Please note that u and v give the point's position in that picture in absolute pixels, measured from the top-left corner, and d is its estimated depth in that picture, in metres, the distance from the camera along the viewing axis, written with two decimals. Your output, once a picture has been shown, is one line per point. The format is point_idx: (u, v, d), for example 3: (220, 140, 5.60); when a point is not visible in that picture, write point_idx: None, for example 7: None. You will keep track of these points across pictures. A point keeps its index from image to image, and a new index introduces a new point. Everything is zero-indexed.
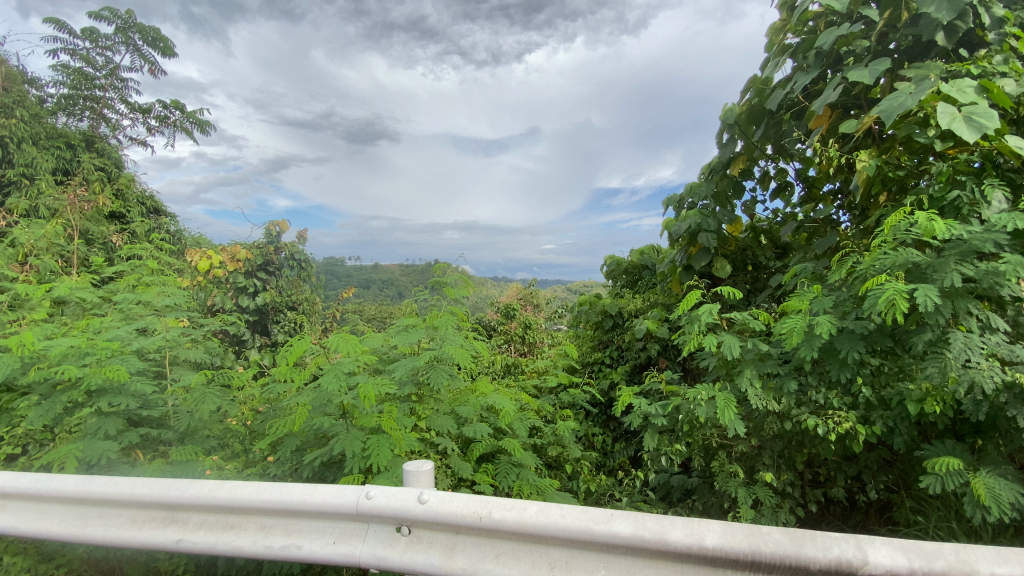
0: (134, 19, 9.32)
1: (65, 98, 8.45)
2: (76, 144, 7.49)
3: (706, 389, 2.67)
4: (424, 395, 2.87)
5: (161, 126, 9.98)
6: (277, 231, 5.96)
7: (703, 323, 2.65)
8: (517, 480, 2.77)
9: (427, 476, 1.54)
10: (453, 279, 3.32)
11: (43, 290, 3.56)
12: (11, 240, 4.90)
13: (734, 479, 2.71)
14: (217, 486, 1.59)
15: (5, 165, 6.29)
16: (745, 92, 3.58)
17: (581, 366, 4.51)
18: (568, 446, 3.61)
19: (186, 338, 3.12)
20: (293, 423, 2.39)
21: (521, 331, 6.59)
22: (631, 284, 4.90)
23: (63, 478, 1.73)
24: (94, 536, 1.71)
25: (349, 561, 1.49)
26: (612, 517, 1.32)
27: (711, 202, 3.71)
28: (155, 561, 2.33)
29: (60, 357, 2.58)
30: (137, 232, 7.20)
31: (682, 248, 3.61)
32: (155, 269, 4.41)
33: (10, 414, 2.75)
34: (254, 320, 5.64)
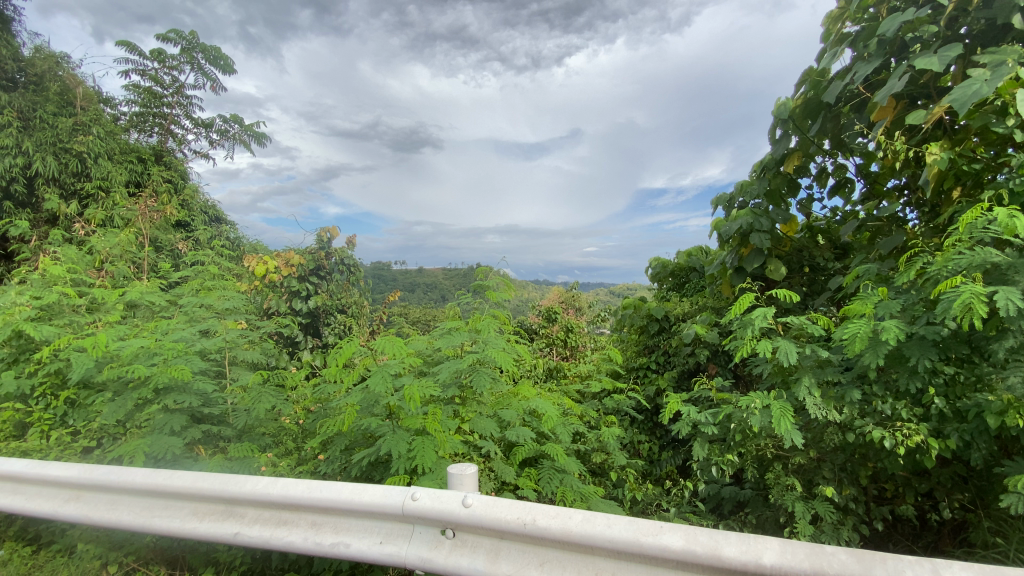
0: (197, 40, 9.96)
1: (137, 116, 9.15)
2: (146, 159, 8.05)
3: (760, 397, 2.55)
4: (467, 398, 2.89)
5: (222, 139, 10.59)
6: (327, 237, 6.17)
7: (756, 328, 2.52)
8: (561, 485, 2.70)
9: (471, 480, 1.54)
10: (494, 282, 3.33)
11: (116, 294, 3.84)
12: (90, 248, 5.32)
13: (791, 492, 2.56)
14: (272, 483, 1.65)
15: (84, 178, 6.84)
16: (800, 85, 3.42)
17: (626, 371, 4.41)
18: (613, 454, 3.51)
19: (245, 339, 3.26)
20: (342, 423, 2.45)
21: (563, 335, 6.47)
22: (678, 287, 4.77)
23: (132, 472, 1.84)
24: (160, 527, 1.81)
25: (395, 561, 1.50)
26: (661, 529, 1.27)
27: (764, 201, 3.55)
28: (214, 552, 2.43)
29: (131, 357, 2.77)
30: (200, 239, 7.66)
31: (733, 249, 3.47)
32: (216, 274, 4.68)
33: (88, 409, 2.97)
34: (306, 322, 5.87)
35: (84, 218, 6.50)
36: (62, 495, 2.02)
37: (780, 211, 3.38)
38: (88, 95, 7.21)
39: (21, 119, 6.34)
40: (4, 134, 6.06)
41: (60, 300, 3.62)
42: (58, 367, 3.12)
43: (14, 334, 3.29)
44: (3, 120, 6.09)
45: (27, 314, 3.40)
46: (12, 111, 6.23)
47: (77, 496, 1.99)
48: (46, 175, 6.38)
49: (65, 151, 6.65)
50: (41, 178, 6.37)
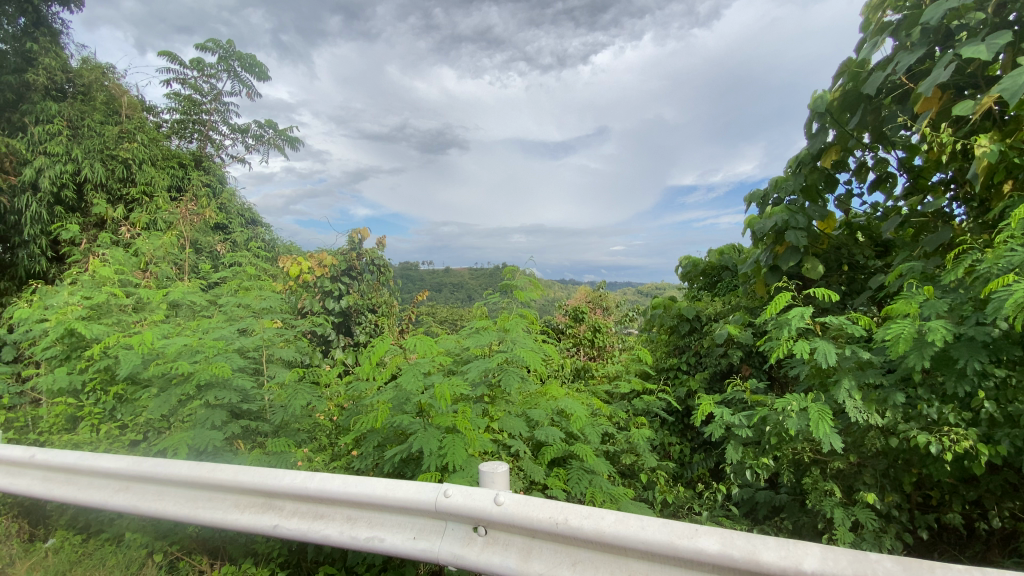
0: (233, 48, 10.30)
1: (178, 123, 9.51)
2: (187, 164, 8.36)
3: (797, 399, 2.47)
4: (496, 397, 2.92)
5: (257, 144, 10.92)
6: (358, 238, 6.30)
7: (793, 328, 2.45)
8: (590, 486, 2.67)
9: (502, 478, 1.54)
10: (522, 282, 3.33)
11: (160, 294, 4.00)
12: (135, 250, 5.56)
13: (829, 498, 2.47)
14: (309, 477, 1.69)
15: (129, 183, 7.16)
16: (838, 77, 3.30)
17: (655, 372, 4.33)
18: (643, 455, 3.46)
19: (280, 338, 3.35)
20: (375, 421, 2.49)
21: (590, 335, 6.41)
22: (710, 286, 4.67)
23: (177, 464, 1.92)
24: (204, 517, 1.88)
25: (428, 557, 1.52)
26: (696, 532, 1.24)
27: (800, 197, 3.45)
28: (253, 543, 2.50)
29: (176, 354, 2.88)
30: (237, 241, 7.91)
31: (768, 247, 3.38)
32: (253, 275, 4.83)
33: (135, 404, 3.10)
34: (339, 322, 5.99)
35: (130, 221, 6.80)
36: (111, 486, 2.11)
37: (817, 207, 3.28)
38: (132, 104, 7.55)
39: (71, 128, 6.66)
40: (55, 142, 6.37)
41: (108, 300, 3.79)
42: (107, 364, 3.27)
43: (67, 333, 3.46)
44: (55, 129, 6.41)
45: (78, 313, 3.57)
46: (62, 120, 6.56)
47: (126, 487, 2.08)
48: (94, 181, 6.69)
49: (112, 157, 6.98)
50: (90, 183, 6.69)
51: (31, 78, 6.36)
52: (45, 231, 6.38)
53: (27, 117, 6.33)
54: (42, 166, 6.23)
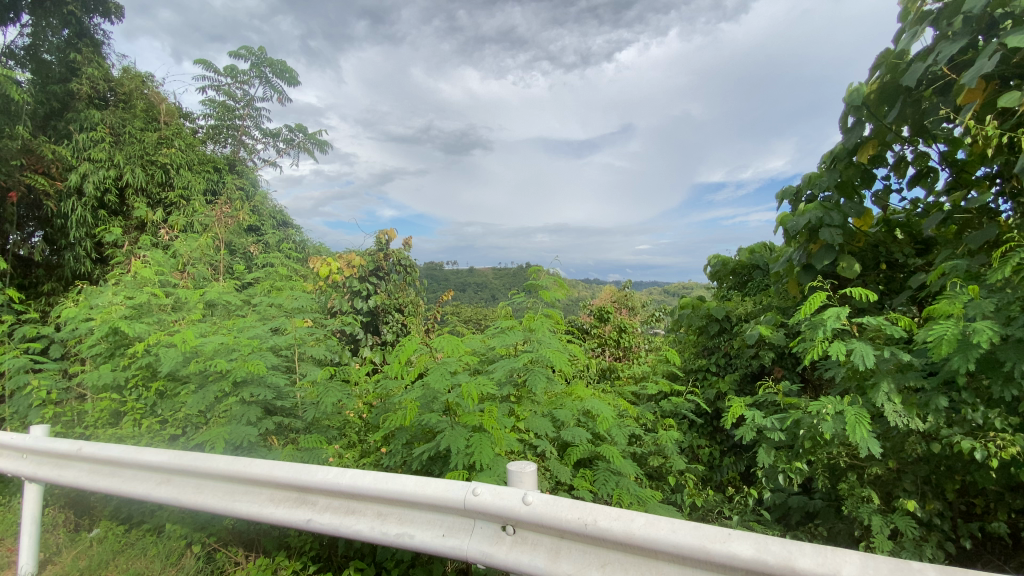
0: (265, 55, 10.57)
1: (213, 129, 9.83)
2: (221, 168, 8.63)
3: (832, 402, 2.40)
4: (522, 397, 2.93)
5: (288, 147, 11.20)
6: (386, 239, 6.39)
7: (828, 329, 2.38)
8: (617, 488, 2.65)
9: (530, 478, 1.54)
10: (548, 282, 3.32)
11: (197, 294, 4.12)
12: (174, 252, 5.76)
13: (866, 504, 2.39)
14: (341, 473, 1.73)
15: (168, 188, 7.43)
16: (875, 69, 3.19)
17: (683, 373, 4.25)
18: (671, 457, 3.41)
19: (312, 336, 3.42)
20: (403, 419, 2.53)
21: (616, 335, 6.35)
22: (740, 286, 4.57)
23: (215, 458, 1.98)
24: (242, 510, 1.94)
25: (457, 554, 1.54)
26: (729, 536, 1.22)
27: (834, 194, 3.34)
28: (286, 537, 2.57)
29: (213, 352, 2.98)
30: (269, 242, 8.11)
31: (801, 245, 3.29)
32: (284, 276, 4.96)
33: (174, 400, 3.22)
34: (367, 321, 6.09)
35: (168, 224, 7.05)
36: (153, 480, 2.19)
37: (853, 204, 3.17)
38: (170, 112, 7.92)
39: (113, 135, 6.95)
40: (99, 149, 6.66)
41: (149, 300, 3.93)
42: (148, 362, 3.40)
43: (111, 331, 3.61)
44: (99, 136, 6.69)
45: (121, 313, 3.72)
46: (105, 127, 6.85)
47: (168, 480, 2.16)
48: (135, 185, 6.97)
49: (151, 163, 7.26)
50: (131, 188, 6.97)
51: (74, 88, 6.68)
52: (90, 234, 6.70)
53: (72, 125, 6.63)
54: (86, 172, 6.51)
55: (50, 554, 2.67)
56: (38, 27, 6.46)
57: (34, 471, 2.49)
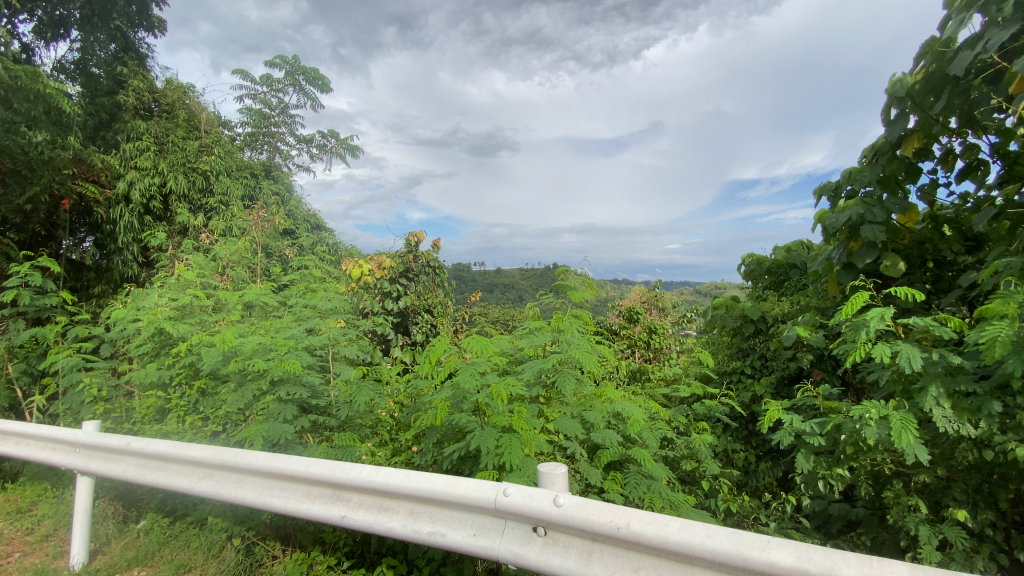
0: (298, 63, 10.88)
1: (249, 136, 10.18)
2: (257, 174, 8.91)
3: (876, 407, 2.31)
4: (551, 398, 2.91)
5: (321, 153, 11.48)
6: (415, 241, 6.48)
7: (871, 330, 2.29)
8: (648, 492, 2.61)
9: (561, 479, 1.54)
10: (576, 282, 3.29)
11: (236, 295, 4.26)
12: (214, 255, 5.99)
13: (913, 514, 2.29)
14: (374, 471, 1.76)
15: (208, 194, 7.73)
16: (920, 59, 3.05)
17: (717, 375, 4.15)
18: (704, 461, 3.34)
19: (345, 336, 3.50)
20: (433, 418, 2.56)
21: (645, 336, 6.18)
22: (776, 285, 4.44)
23: (255, 455, 2.05)
24: (279, 506, 2.00)
25: (489, 554, 1.55)
26: (768, 543, 1.18)
27: (876, 189, 3.21)
28: (320, 532, 2.63)
29: (252, 352, 3.09)
30: (304, 245, 8.33)
31: (841, 243, 3.16)
32: (318, 277, 5.09)
33: (215, 398, 3.34)
34: (397, 322, 6.18)
35: (209, 228, 7.29)
36: (196, 474, 2.28)
37: (896, 199, 3.04)
38: (210, 120, 8.12)
39: (157, 144, 7.28)
40: (144, 158, 6.99)
41: (191, 302, 4.09)
42: (191, 361, 3.54)
43: (157, 331, 3.78)
44: (144, 145, 7.02)
45: (166, 314, 3.89)
46: (150, 137, 7.19)
47: (209, 475, 2.25)
48: (177, 192, 7.27)
49: (193, 170, 7.55)
50: (174, 195, 7.26)
51: (122, 100, 7.11)
52: (136, 239, 7.00)
53: (120, 136, 6.99)
54: (133, 180, 6.84)
55: (100, 544, 2.80)
56: (86, 42, 6.99)
57: (86, 465, 2.62)
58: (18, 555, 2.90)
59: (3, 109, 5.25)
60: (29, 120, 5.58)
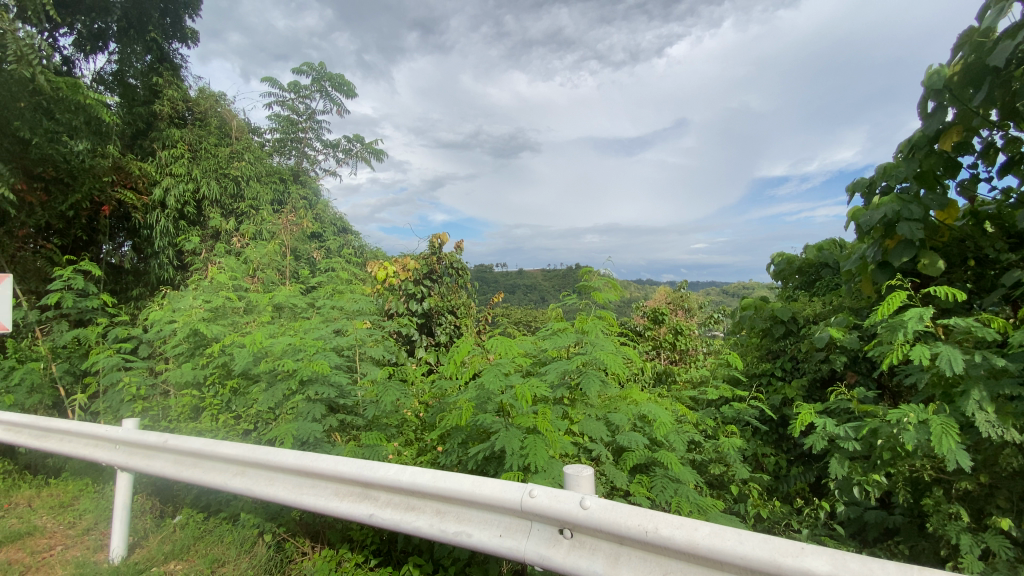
0: (325, 69, 11.10)
1: (278, 142, 10.45)
2: (286, 179, 9.11)
3: (915, 411, 2.22)
4: (576, 400, 2.89)
5: (347, 157, 11.69)
6: (438, 242, 6.54)
7: (909, 331, 2.22)
8: (675, 495, 2.56)
9: (587, 481, 1.52)
10: (600, 283, 3.25)
11: (267, 297, 4.38)
12: (246, 259, 6.16)
13: (954, 522, 2.20)
14: (401, 471, 1.78)
15: (239, 199, 7.93)
16: (958, 50, 2.93)
17: (746, 378, 4.05)
18: (733, 465, 3.27)
19: (371, 337, 3.56)
20: (459, 418, 2.58)
21: (671, 337, 6.08)
22: (807, 285, 4.33)
23: (284, 453, 2.10)
24: (309, 503, 2.04)
25: (515, 555, 1.55)
26: (802, 550, 1.14)
27: (913, 185, 3.09)
28: (349, 530, 2.68)
29: (282, 352, 3.17)
30: (331, 248, 8.49)
31: (875, 241, 3.06)
32: (345, 279, 5.19)
33: (246, 397, 3.43)
34: (421, 323, 6.23)
35: (240, 232, 7.47)
36: (230, 471, 2.35)
37: (934, 195, 2.92)
38: (240, 128, 8.35)
39: (191, 151, 7.53)
40: (179, 165, 7.24)
41: (224, 304, 4.21)
42: (224, 361, 3.65)
43: (192, 332, 3.91)
44: (178, 152, 7.27)
45: (201, 315, 4.01)
46: (184, 144, 7.44)
47: (242, 472, 2.31)
48: (210, 197, 7.48)
49: (225, 176, 7.75)
50: (207, 200, 7.48)
51: (157, 109, 7.39)
52: (172, 243, 7.25)
53: (156, 144, 7.28)
54: (168, 186, 7.09)
55: (139, 538, 2.91)
56: (123, 54, 7.30)
57: (126, 461, 2.73)
58: (61, 547, 3.03)
59: (46, 119, 5.51)
60: (70, 130, 5.86)
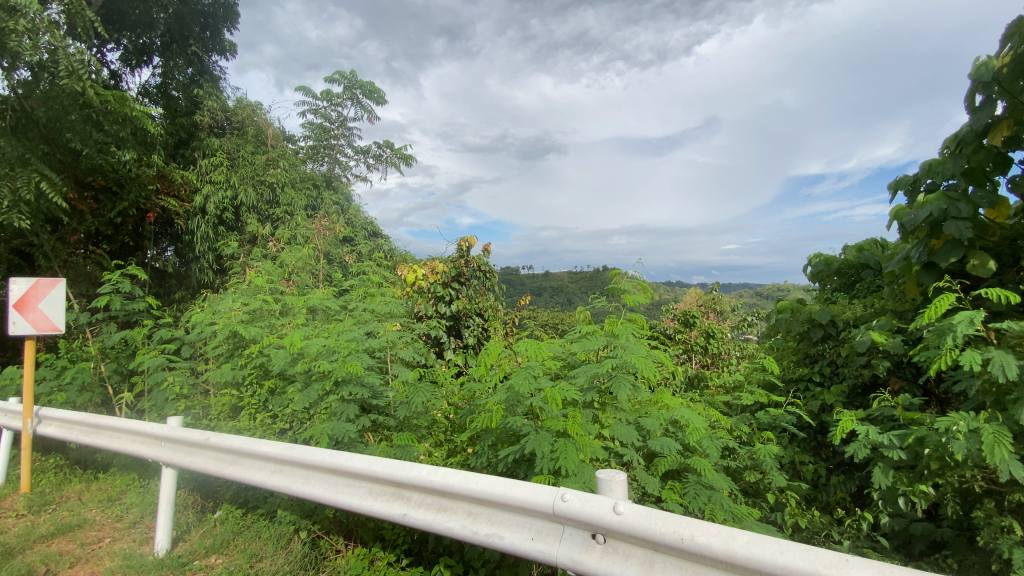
0: (356, 77, 11.35)
1: (311, 149, 10.74)
2: (319, 185, 9.31)
3: (965, 419, 2.12)
4: (606, 403, 2.86)
5: (377, 162, 11.91)
6: (466, 246, 6.59)
7: (958, 336, 2.12)
8: (709, 503, 2.51)
9: (620, 487, 1.51)
10: (629, 286, 3.18)
11: (302, 300, 4.50)
12: (281, 263, 6.34)
13: (1008, 536, 2.08)
14: (433, 471, 1.81)
15: (275, 205, 8.09)
16: (1007, 40, 2.79)
17: (782, 383, 3.94)
18: (769, 473, 3.19)
19: (402, 339, 3.61)
20: (489, 421, 2.60)
21: (702, 341, 5.95)
22: (847, 287, 4.18)
23: (320, 452, 2.15)
24: (344, 502, 2.08)
25: (548, 559, 1.54)
26: (847, 562, 1.10)
27: (960, 182, 2.95)
28: (381, 529, 2.73)
29: (316, 354, 3.26)
30: (362, 252, 8.65)
31: (920, 241, 2.94)
32: (376, 282, 5.29)
33: (282, 397, 3.53)
34: (450, 325, 6.27)
35: (276, 237, 7.64)
36: (268, 468, 2.42)
37: (984, 193, 2.79)
38: (276, 136, 8.59)
39: (230, 159, 7.80)
40: (218, 173, 7.51)
41: (261, 307, 4.35)
42: (261, 361, 3.76)
43: (231, 334, 4.05)
44: (217, 161, 7.55)
45: (239, 318, 4.15)
46: (223, 153, 7.72)
47: (280, 470, 2.38)
48: (247, 204, 7.69)
49: (262, 182, 7.90)
50: (245, 206, 7.71)
51: (197, 119, 7.73)
52: (212, 248, 7.49)
53: (197, 153, 7.61)
54: (208, 194, 7.34)
55: (182, 532, 3.03)
56: (166, 68, 7.70)
57: (170, 457, 2.84)
58: (109, 540, 3.18)
59: (96, 131, 5.82)
60: (118, 141, 6.13)
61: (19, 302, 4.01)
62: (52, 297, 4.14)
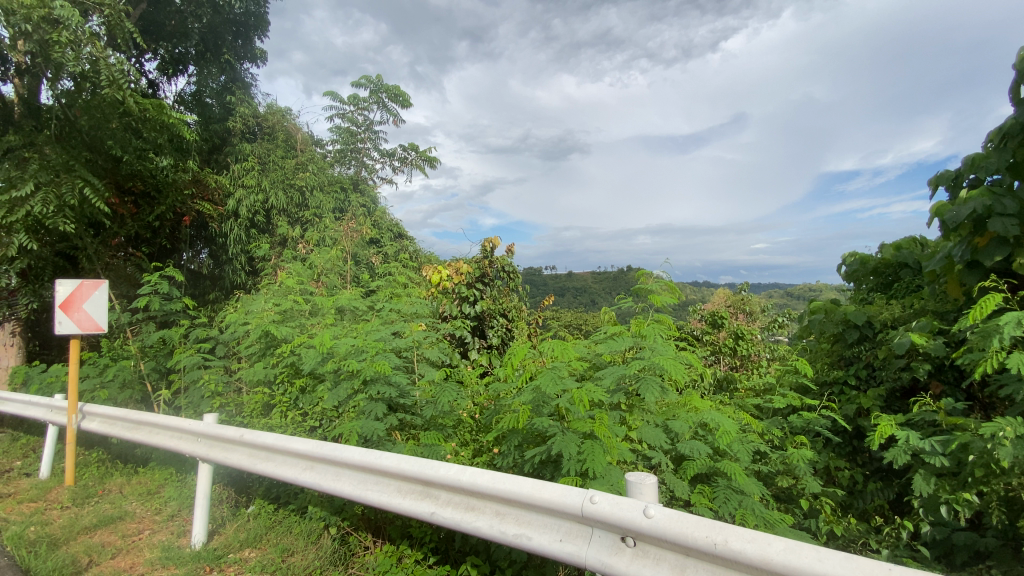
0: (382, 82, 11.53)
1: (338, 153, 10.94)
2: (346, 188, 9.46)
3: (1013, 425, 2.03)
4: (633, 405, 2.84)
5: (402, 164, 12.06)
6: (489, 246, 6.62)
7: (1005, 337, 2.03)
8: (740, 508, 2.46)
9: (650, 490, 1.50)
10: (656, 286, 3.13)
11: (331, 300, 4.59)
12: (310, 264, 6.48)
13: None
14: (461, 471, 1.83)
15: (304, 208, 8.29)
16: None
17: (816, 386, 3.82)
18: (803, 479, 3.10)
19: (428, 339, 3.65)
20: (516, 421, 2.60)
21: (731, 342, 5.82)
22: (884, 287, 4.03)
23: (351, 449, 2.20)
24: (373, 499, 2.12)
25: (576, 561, 1.54)
26: (891, 573, 1.07)
27: (1004, 177, 2.83)
28: (408, 527, 2.76)
29: (346, 354, 3.32)
30: (388, 253, 8.76)
31: (963, 239, 2.82)
32: (402, 283, 5.35)
33: (312, 395, 3.61)
34: (474, 325, 6.29)
35: (305, 239, 7.81)
36: (299, 465, 2.48)
37: None
38: (304, 140, 8.81)
39: (260, 164, 8.02)
40: (250, 177, 7.72)
41: (292, 307, 4.46)
42: (292, 361, 3.85)
43: (263, 333, 4.17)
44: (249, 165, 7.77)
45: (271, 318, 4.27)
46: (254, 157, 7.95)
47: (311, 467, 2.43)
48: (278, 207, 7.90)
49: (292, 186, 8.11)
50: (275, 210, 7.91)
51: (230, 125, 8.01)
52: (244, 250, 7.71)
53: (230, 158, 7.86)
54: (241, 198, 7.54)
55: (217, 525, 3.12)
56: (201, 76, 7.97)
57: (206, 453, 2.94)
58: (149, 532, 3.31)
59: (135, 138, 6.08)
60: (155, 148, 6.37)
61: (65, 303, 4.20)
62: (95, 299, 4.32)
